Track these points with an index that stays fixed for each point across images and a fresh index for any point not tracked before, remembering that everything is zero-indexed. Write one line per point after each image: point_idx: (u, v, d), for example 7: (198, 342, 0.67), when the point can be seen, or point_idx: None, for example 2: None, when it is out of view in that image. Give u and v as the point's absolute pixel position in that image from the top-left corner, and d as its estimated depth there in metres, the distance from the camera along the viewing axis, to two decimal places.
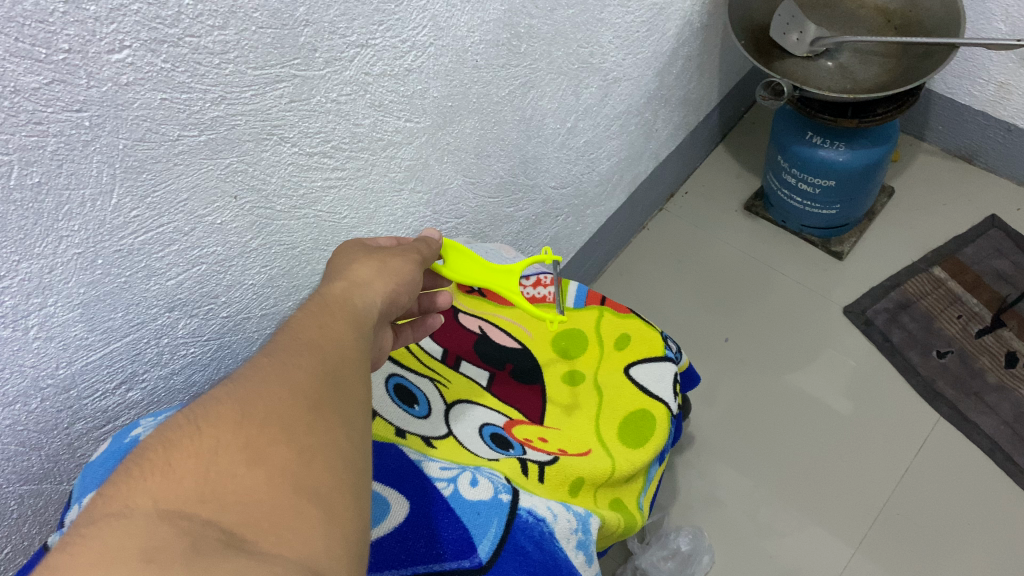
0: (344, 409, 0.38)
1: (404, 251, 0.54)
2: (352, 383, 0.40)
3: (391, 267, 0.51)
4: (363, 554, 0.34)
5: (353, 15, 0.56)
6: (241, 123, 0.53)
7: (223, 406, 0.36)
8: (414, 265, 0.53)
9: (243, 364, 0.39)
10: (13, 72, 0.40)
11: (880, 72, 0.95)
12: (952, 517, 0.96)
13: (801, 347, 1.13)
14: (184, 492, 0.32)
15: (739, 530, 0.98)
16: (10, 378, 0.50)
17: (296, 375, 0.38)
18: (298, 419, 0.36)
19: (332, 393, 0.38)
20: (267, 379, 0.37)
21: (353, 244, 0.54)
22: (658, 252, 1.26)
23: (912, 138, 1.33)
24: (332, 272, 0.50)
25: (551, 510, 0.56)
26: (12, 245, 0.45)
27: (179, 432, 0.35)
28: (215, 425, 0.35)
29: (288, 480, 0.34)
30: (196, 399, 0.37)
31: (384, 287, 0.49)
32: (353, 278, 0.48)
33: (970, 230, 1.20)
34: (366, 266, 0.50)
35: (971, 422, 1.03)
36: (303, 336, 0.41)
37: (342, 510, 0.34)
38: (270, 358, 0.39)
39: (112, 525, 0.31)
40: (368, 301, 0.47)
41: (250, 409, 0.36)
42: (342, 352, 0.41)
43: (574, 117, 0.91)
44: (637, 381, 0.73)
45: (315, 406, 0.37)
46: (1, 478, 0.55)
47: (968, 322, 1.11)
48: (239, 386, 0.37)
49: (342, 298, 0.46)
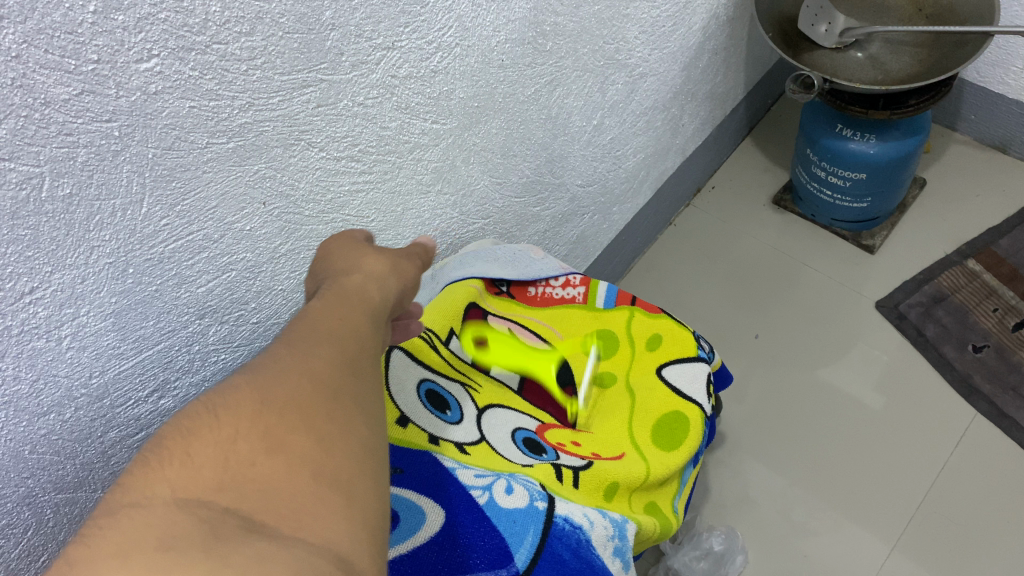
0: (363, 399, 0.38)
1: (410, 254, 0.52)
2: (371, 375, 0.40)
3: (402, 266, 0.50)
4: (384, 537, 0.34)
5: (379, 17, 0.56)
6: (269, 129, 0.53)
7: (242, 395, 0.35)
8: (421, 266, 0.52)
9: (261, 357, 0.39)
10: (43, 84, 0.40)
11: (912, 62, 0.93)
12: (990, 516, 0.94)
13: (832, 341, 1.11)
14: (202, 480, 0.32)
15: (774, 530, 0.97)
16: (45, 389, 0.50)
17: (315, 366, 0.38)
18: (318, 408, 0.36)
19: (351, 384, 0.38)
20: (285, 369, 0.37)
21: (354, 238, 0.53)
22: (686, 247, 1.25)
23: (944, 128, 1.31)
24: (338, 267, 0.49)
25: (587, 517, 0.56)
26: (45, 256, 0.45)
27: (198, 420, 0.34)
28: (233, 414, 0.34)
29: (308, 467, 0.33)
30: (215, 391, 0.37)
31: (397, 286, 0.48)
32: (366, 273, 0.47)
33: (1006, 221, 1.18)
34: (377, 260, 0.49)
35: (1010, 418, 1.01)
36: (322, 327, 0.41)
37: (363, 495, 0.34)
38: (289, 349, 0.39)
39: (130, 515, 0.30)
40: (383, 296, 0.46)
41: (269, 398, 0.35)
42: (360, 344, 0.41)
43: (601, 114, 0.90)
44: (670, 384, 0.72)
45: (335, 396, 0.37)
46: (37, 488, 0.54)
47: (1004, 315, 1.09)
48: (258, 376, 0.37)
49: (358, 291, 0.45)
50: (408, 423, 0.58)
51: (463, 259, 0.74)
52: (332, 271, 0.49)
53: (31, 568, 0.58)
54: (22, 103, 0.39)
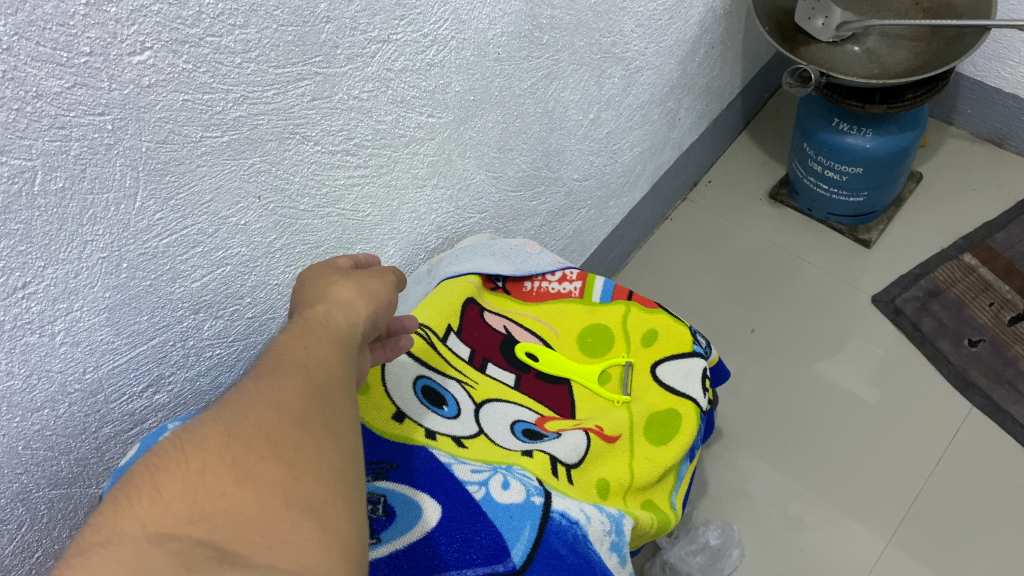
0: (332, 424, 0.38)
1: (380, 273, 0.53)
2: (340, 400, 0.39)
3: (370, 288, 0.50)
4: (359, 557, 0.34)
5: (374, 10, 0.55)
6: (264, 123, 0.53)
7: (210, 426, 0.35)
8: (391, 286, 0.52)
9: (228, 390, 0.38)
10: (34, 77, 0.39)
11: (909, 56, 0.93)
12: (985, 509, 0.94)
13: (827, 335, 1.11)
14: (172, 513, 0.31)
15: (769, 524, 0.97)
16: (38, 384, 0.49)
17: (282, 394, 0.37)
18: (287, 434, 0.35)
19: (320, 409, 0.38)
20: (252, 398, 0.36)
21: (327, 265, 0.53)
22: (682, 242, 1.24)
23: (940, 122, 1.31)
24: (310, 295, 0.49)
25: (584, 512, 0.55)
26: (38, 250, 0.44)
27: (165, 454, 0.33)
28: (201, 444, 0.34)
29: (280, 494, 0.33)
30: (183, 425, 0.36)
31: (366, 308, 0.48)
32: (335, 300, 0.48)
33: (1001, 215, 1.18)
34: (346, 287, 0.49)
35: (1005, 412, 1.01)
36: (289, 356, 0.41)
37: (336, 518, 0.34)
38: (255, 379, 0.38)
39: (101, 553, 0.30)
40: (352, 321, 0.47)
41: (236, 428, 0.35)
42: (329, 370, 0.41)
43: (597, 108, 0.89)
44: (666, 378, 0.72)
45: (303, 422, 0.36)
46: (31, 484, 0.53)
47: (1000, 309, 1.09)
48: (225, 408, 0.36)
49: (324, 320, 0.45)
50: (403, 418, 0.58)
51: (460, 254, 0.75)
52: (305, 300, 0.49)
53: (24, 564, 0.57)
54: (14, 96, 0.39)
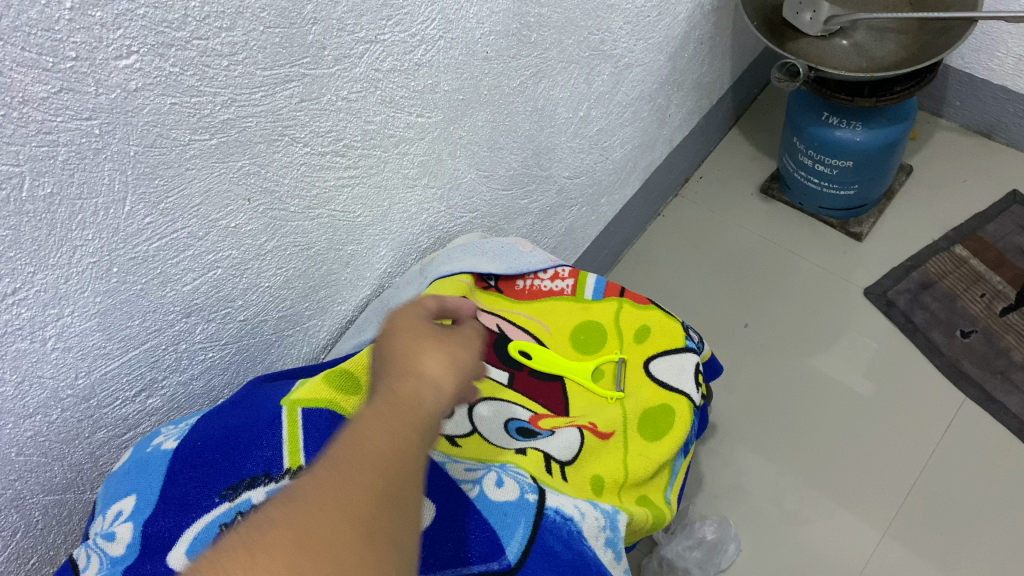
0: (395, 536, 0.37)
1: (468, 339, 0.50)
2: (407, 507, 0.39)
3: (460, 358, 0.48)
4: None
5: (361, 10, 0.55)
6: (252, 125, 0.53)
7: (279, 528, 0.34)
8: (477, 354, 0.50)
9: (301, 475, 0.38)
10: (20, 82, 0.39)
11: (897, 50, 0.93)
12: (980, 500, 0.95)
13: (821, 329, 1.11)
14: None
15: (766, 518, 0.97)
16: (30, 391, 0.49)
17: (354, 498, 0.36)
18: (351, 548, 0.35)
19: (386, 520, 0.37)
20: (323, 500, 0.36)
21: (410, 321, 0.50)
22: (675, 238, 1.25)
23: (930, 115, 1.31)
24: (396, 361, 0.47)
25: (578, 508, 0.55)
26: (26, 256, 0.44)
27: (233, 553, 0.33)
28: (269, 550, 0.33)
29: None
30: (253, 514, 0.36)
31: (453, 385, 0.46)
32: (424, 374, 0.45)
33: (991, 206, 1.18)
34: (436, 357, 0.47)
35: (998, 402, 1.01)
36: (367, 445, 0.39)
37: None
38: (328, 472, 0.37)
39: None
40: (438, 401, 0.44)
41: (304, 537, 0.34)
42: (405, 464, 0.40)
43: (587, 106, 0.89)
44: (659, 375, 0.72)
45: (368, 535, 0.36)
46: (24, 490, 0.53)
47: (992, 300, 1.09)
48: (297, 508, 0.35)
49: (411, 398, 0.43)
50: None
51: (452, 253, 0.75)
52: (392, 364, 0.47)
53: (20, 570, 0.57)
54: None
